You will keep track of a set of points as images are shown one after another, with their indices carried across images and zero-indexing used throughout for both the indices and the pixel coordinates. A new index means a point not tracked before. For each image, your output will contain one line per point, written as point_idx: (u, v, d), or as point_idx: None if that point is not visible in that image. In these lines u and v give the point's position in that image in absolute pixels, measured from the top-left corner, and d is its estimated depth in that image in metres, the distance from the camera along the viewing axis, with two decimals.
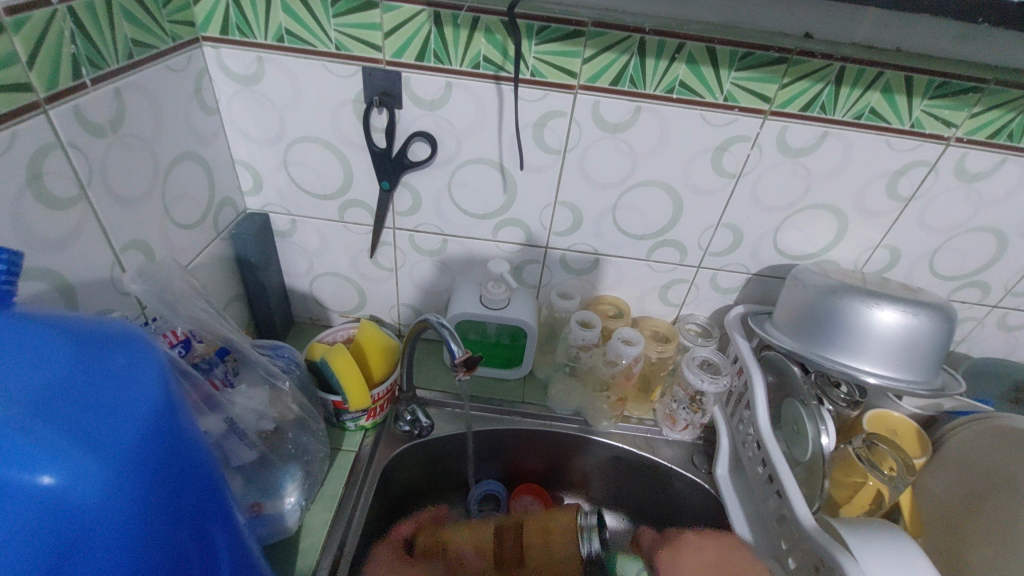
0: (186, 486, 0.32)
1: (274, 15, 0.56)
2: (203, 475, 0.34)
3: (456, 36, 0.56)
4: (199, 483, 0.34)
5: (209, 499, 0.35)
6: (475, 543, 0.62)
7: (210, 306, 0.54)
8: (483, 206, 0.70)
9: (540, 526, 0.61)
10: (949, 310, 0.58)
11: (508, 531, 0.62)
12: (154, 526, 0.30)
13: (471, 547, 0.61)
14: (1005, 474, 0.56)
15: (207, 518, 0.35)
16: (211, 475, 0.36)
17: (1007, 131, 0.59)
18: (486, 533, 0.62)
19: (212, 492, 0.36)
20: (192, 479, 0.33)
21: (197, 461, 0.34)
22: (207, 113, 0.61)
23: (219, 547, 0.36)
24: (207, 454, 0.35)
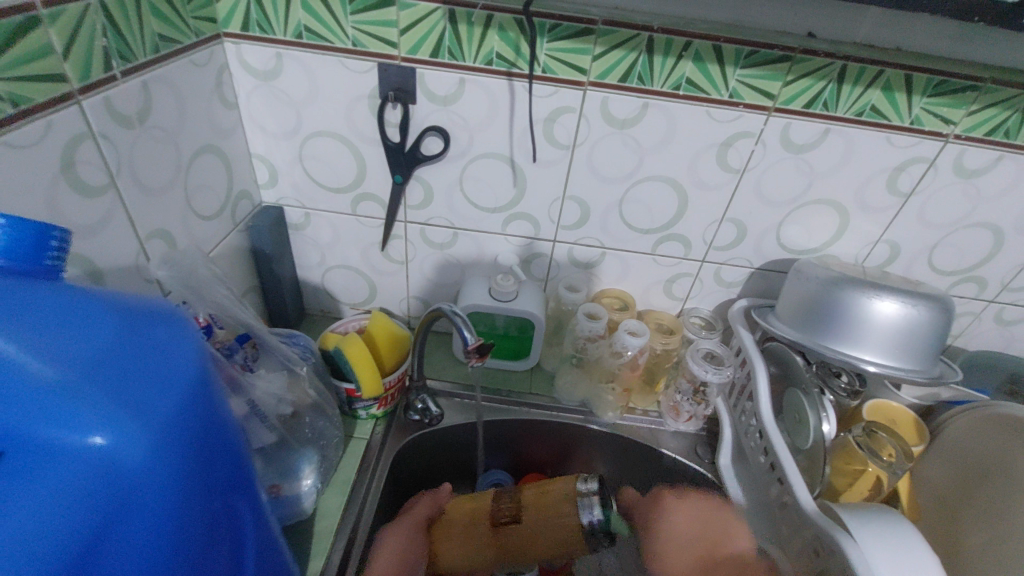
0: (219, 457, 0.34)
1: (294, 11, 0.58)
2: (234, 448, 0.36)
3: (469, 34, 0.58)
4: (231, 455, 0.36)
5: (239, 472, 0.37)
6: (475, 510, 0.63)
7: (230, 293, 0.56)
8: (494, 201, 0.72)
9: (536, 497, 0.61)
10: (947, 302, 0.60)
11: (504, 495, 0.63)
12: (191, 492, 0.32)
13: (468, 514, 0.62)
14: (1000, 461, 0.58)
15: (238, 489, 0.37)
16: (241, 450, 0.37)
17: (1005, 129, 0.61)
18: (484, 499, 0.63)
19: (242, 465, 0.37)
20: (225, 451, 0.35)
21: (229, 434, 0.35)
22: (226, 107, 0.63)
23: (246, 518, 0.38)
24: (238, 429, 0.37)
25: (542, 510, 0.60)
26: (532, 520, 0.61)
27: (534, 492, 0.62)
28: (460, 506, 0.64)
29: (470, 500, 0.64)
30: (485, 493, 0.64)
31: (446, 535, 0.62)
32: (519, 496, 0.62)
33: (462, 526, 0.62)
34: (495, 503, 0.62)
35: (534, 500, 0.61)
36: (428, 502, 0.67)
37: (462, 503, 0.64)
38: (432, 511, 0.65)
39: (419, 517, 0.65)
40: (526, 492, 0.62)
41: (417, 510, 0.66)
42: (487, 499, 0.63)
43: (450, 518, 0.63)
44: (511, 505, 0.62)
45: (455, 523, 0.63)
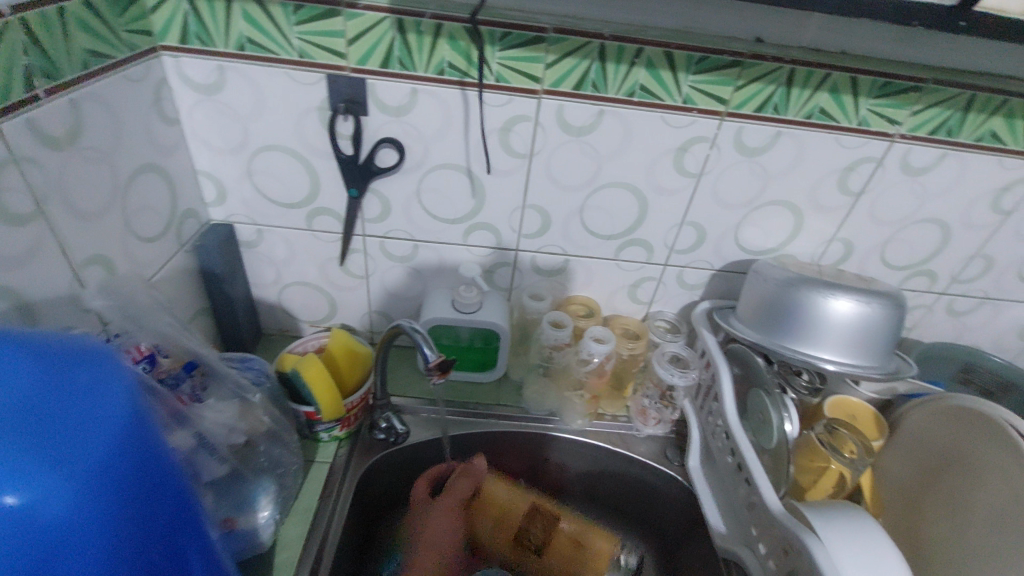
0: (158, 495, 0.32)
1: (235, 23, 0.55)
2: (176, 487, 0.34)
3: (419, 43, 0.56)
4: (175, 494, 0.33)
5: (183, 511, 0.34)
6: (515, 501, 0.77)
7: (173, 320, 0.53)
8: (452, 211, 0.70)
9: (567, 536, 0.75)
10: (900, 298, 0.61)
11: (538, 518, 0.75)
12: (120, 538, 0.29)
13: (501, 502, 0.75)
14: (958, 454, 0.59)
15: (184, 530, 0.35)
16: (184, 487, 0.35)
17: (946, 128, 0.63)
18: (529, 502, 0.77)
19: (187, 503, 0.35)
20: (164, 491, 0.32)
21: (169, 472, 0.33)
22: (166, 123, 0.60)
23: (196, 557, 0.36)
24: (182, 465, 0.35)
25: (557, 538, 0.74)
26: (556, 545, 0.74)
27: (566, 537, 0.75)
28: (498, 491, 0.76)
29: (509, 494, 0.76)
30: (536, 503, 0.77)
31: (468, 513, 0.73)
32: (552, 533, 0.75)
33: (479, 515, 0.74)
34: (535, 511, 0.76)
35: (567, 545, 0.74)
36: (467, 479, 0.73)
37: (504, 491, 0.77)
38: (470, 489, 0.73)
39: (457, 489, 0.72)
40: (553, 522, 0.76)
41: (462, 476, 0.73)
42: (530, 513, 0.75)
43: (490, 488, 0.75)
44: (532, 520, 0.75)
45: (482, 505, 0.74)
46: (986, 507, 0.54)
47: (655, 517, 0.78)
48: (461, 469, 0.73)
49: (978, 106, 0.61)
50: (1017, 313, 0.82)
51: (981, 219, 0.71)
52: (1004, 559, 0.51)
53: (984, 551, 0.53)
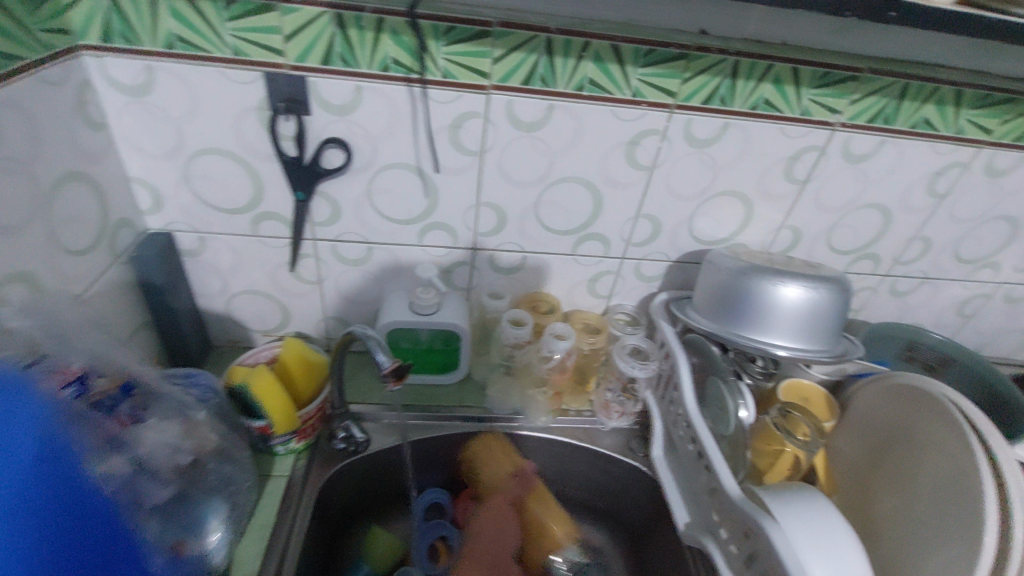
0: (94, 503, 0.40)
1: (161, 20, 0.52)
2: (81, 492, 0.39)
3: (361, 38, 0.54)
4: (81, 502, 0.39)
5: (97, 513, 0.40)
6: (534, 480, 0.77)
7: (106, 337, 0.50)
8: (405, 211, 0.68)
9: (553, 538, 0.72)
10: (845, 282, 0.63)
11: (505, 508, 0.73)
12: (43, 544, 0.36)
13: (520, 480, 0.75)
14: (902, 430, 0.62)
15: (116, 544, 0.41)
16: (92, 492, 0.40)
17: (883, 116, 0.65)
18: (541, 495, 0.75)
19: (101, 508, 0.40)
20: (73, 497, 0.39)
21: (75, 481, 0.39)
22: (92, 127, 0.56)
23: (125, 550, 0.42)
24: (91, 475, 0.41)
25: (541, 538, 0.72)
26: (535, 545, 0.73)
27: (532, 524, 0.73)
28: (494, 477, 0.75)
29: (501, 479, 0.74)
30: (550, 500, 0.75)
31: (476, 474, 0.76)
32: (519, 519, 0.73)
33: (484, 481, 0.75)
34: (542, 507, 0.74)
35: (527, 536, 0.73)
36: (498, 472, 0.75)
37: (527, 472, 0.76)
38: (495, 455, 0.76)
39: (482, 450, 0.76)
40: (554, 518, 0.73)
41: (495, 445, 0.76)
42: (535, 506, 0.74)
43: (501, 458, 0.76)
44: (529, 520, 0.73)
45: (490, 474, 0.75)
46: (927, 478, 0.57)
47: (622, 509, 0.78)
48: (490, 434, 0.77)
49: (911, 94, 0.63)
50: (955, 291, 0.86)
51: (918, 202, 0.74)
52: (943, 526, 0.53)
53: (927, 521, 0.55)
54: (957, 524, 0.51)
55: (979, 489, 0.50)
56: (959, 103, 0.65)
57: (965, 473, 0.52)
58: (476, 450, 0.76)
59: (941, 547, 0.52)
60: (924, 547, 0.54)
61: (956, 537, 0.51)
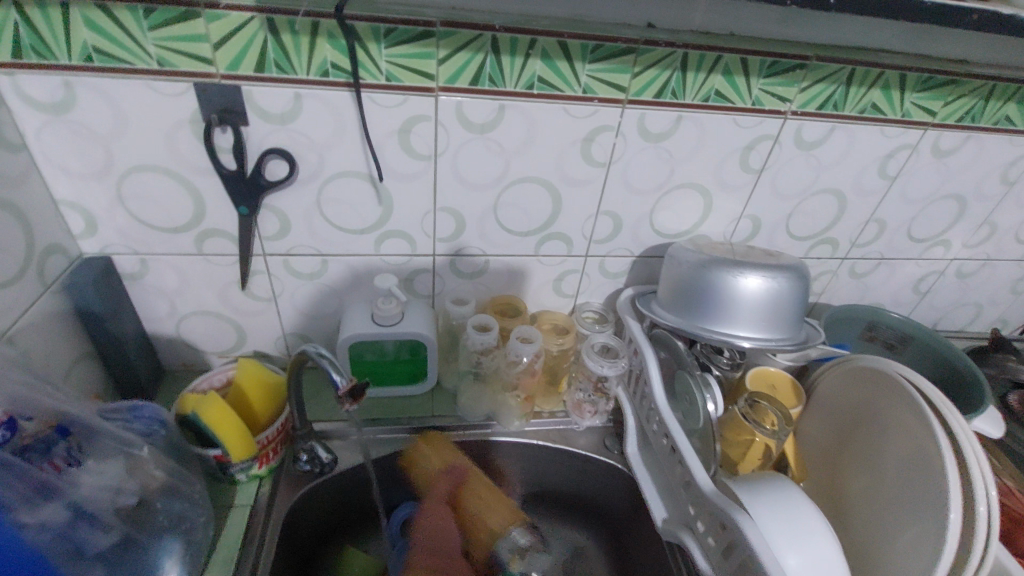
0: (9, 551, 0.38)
1: (76, 31, 0.49)
2: None
3: (296, 43, 0.52)
4: None
5: None
6: (469, 472, 0.73)
7: (33, 377, 0.47)
8: (359, 221, 0.66)
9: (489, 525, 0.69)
10: (804, 270, 0.63)
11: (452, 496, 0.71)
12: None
13: (450, 477, 0.71)
14: (864, 411, 0.62)
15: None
16: None
17: (832, 102, 0.65)
18: (475, 488, 0.72)
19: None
20: None
21: None
22: (9, 149, 0.52)
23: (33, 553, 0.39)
24: None
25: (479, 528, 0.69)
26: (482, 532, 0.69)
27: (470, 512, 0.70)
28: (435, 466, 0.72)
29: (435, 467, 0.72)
30: (485, 492, 0.72)
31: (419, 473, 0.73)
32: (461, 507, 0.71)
33: (426, 477, 0.73)
34: (478, 499, 0.71)
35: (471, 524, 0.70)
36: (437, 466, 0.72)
37: (461, 463, 0.73)
38: (442, 452, 0.73)
39: (431, 446, 0.73)
40: (490, 508, 0.71)
41: (432, 440, 0.74)
42: (468, 496, 0.71)
43: (448, 453, 0.73)
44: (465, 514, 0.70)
45: (425, 473, 0.73)
46: (891, 458, 0.57)
47: (601, 507, 0.77)
48: (431, 438, 0.74)
49: (858, 80, 0.64)
50: (910, 269, 0.88)
51: (871, 185, 0.75)
52: (909, 504, 0.54)
53: (894, 500, 0.56)
54: (924, 501, 0.52)
55: (941, 464, 0.51)
56: (904, 87, 0.66)
57: (927, 450, 0.53)
58: (412, 453, 0.73)
59: (908, 525, 0.53)
60: (893, 526, 0.55)
61: (923, 514, 0.52)
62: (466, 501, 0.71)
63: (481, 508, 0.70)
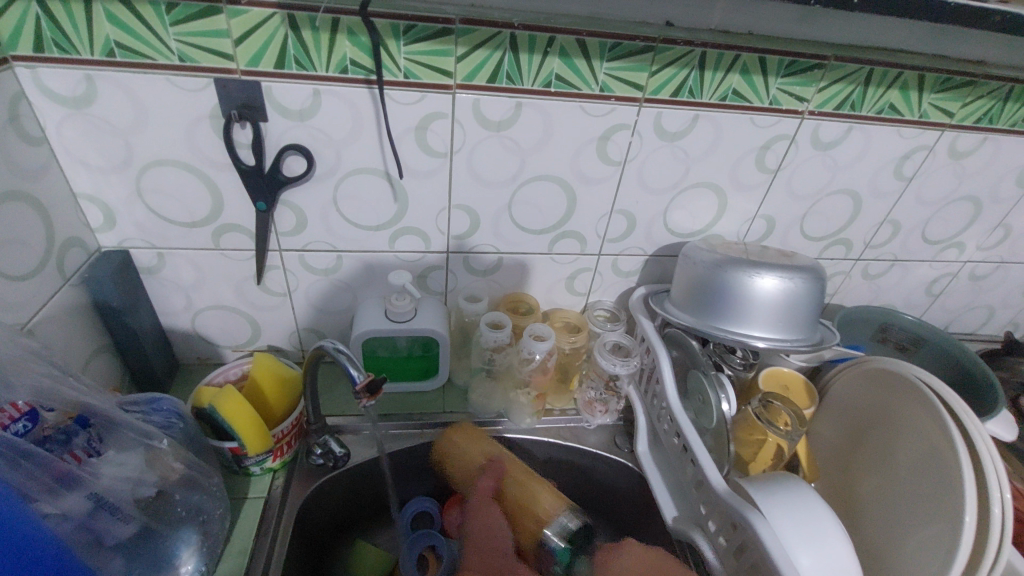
0: (35, 543, 0.38)
1: (98, 26, 0.49)
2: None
3: (316, 40, 0.52)
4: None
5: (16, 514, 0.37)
6: (507, 463, 0.71)
7: (55, 369, 0.47)
8: (374, 217, 0.66)
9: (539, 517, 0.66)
10: (820, 271, 0.63)
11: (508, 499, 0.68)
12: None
13: (492, 470, 0.69)
14: (879, 412, 0.62)
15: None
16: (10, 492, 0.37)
17: (850, 102, 0.65)
18: (516, 476, 0.69)
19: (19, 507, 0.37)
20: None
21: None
22: (30, 143, 0.53)
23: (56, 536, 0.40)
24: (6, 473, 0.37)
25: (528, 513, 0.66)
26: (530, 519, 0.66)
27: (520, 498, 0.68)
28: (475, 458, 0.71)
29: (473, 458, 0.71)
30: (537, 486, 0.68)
31: (455, 462, 0.72)
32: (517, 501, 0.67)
33: (464, 468, 0.71)
34: (526, 483, 0.69)
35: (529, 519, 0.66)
36: (489, 472, 0.69)
37: (496, 450, 0.72)
38: (472, 443, 0.72)
39: (456, 436, 0.72)
40: (547, 501, 0.67)
41: (468, 431, 0.73)
42: (512, 490, 0.68)
43: (477, 443, 0.72)
44: (517, 511, 0.67)
45: (460, 463, 0.71)
46: (905, 459, 0.57)
47: (611, 504, 0.78)
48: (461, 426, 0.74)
49: (876, 81, 0.64)
50: (924, 271, 0.88)
51: (887, 186, 0.75)
52: (923, 506, 0.53)
53: (908, 501, 0.55)
54: (939, 504, 0.52)
55: (957, 467, 0.50)
56: (922, 87, 0.65)
57: (944, 453, 0.52)
58: (445, 444, 0.73)
59: (923, 527, 0.53)
60: (907, 528, 0.55)
61: (938, 517, 0.51)
62: (511, 494, 0.68)
63: (533, 507, 0.66)
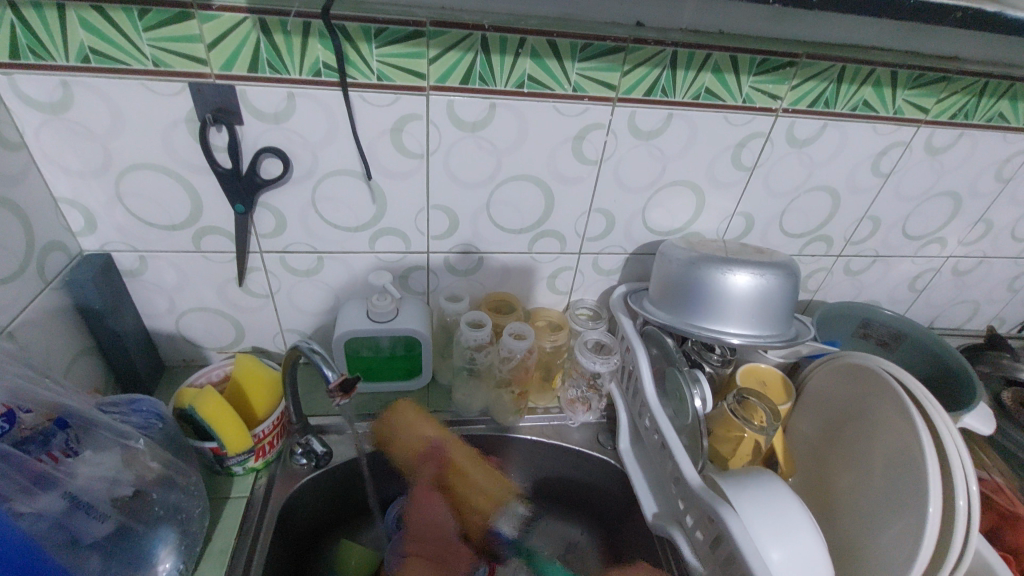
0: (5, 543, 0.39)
1: (72, 32, 0.50)
2: None
3: (288, 44, 0.53)
4: None
5: None
6: (450, 446, 0.74)
7: (32, 371, 0.48)
8: (353, 219, 0.67)
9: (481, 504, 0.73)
10: (793, 267, 0.64)
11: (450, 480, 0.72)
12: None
13: (432, 460, 0.72)
14: (851, 407, 0.63)
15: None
16: None
17: (824, 100, 0.66)
18: (458, 463, 0.73)
19: None
20: None
21: None
22: (8, 148, 0.53)
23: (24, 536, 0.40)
24: None
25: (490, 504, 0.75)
26: (473, 502, 0.72)
27: (461, 480, 0.73)
28: (410, 437, 0.73)
29: (412, 440, 0.73)
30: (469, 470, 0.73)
31: (393, 439, 0.74)
32: (461, 489, 0.72)
33: (409, 452, 0.73)
34: (463, 468, 0.73)
35: (479, 498, 0.73)
36: (428, 461, 0.72)
37: (444, 436, 0.74)
38: (430, 426, 0.74)
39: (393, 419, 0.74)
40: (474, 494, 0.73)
41: (404, 412, 0.75)
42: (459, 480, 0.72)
43: (426, 426, 0.75)
44: (457, 494, 0.72)
45: (402, 446, 0.74)
46: (876, 453, 0.58)
47: (594, 501, 0.78)
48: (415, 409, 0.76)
49: (850, 78, 0.64)
50: (906, 267, 0.88)
51: (865, 182, 0.75)
52: (893, 499, 0.54)
53: (879, 495, 0.56)
54: (906, 497, 0.53)
55: (922, 460, 0.51)
56: (896, 84, 0.66)
57: (911, 447, 0.53)
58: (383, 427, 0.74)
59: (892, 520, 0.53)
60: (878, 521, 0.55)
61: (905, 509, 0.52)
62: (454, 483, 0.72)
63: (462, 490, 0.72)
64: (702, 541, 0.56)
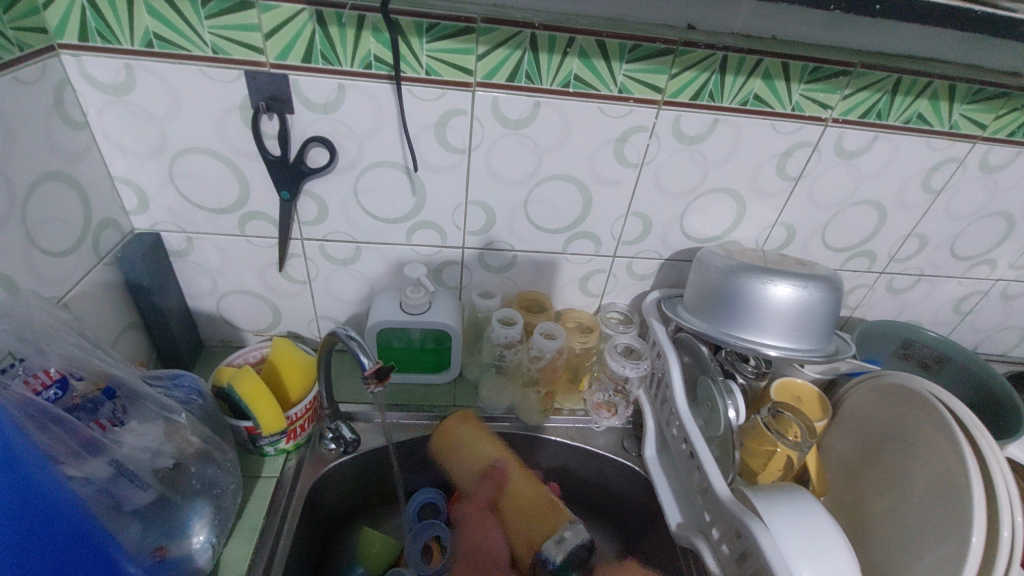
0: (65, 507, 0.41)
1: (138, 18, 0.52)
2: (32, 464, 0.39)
3: (342, 36, 0.54)
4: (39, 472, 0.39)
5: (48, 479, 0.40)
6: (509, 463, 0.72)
7: (85, 340, 0.49)
8: (392, 210, 0.68)
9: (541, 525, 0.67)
10: (837, 281, 0.62)
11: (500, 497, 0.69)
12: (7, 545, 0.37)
13: (491, 478, 0.70)
14: (893, 430, 0.61)
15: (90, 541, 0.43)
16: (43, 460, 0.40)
17: (875, 111, 0.64)
18: (517, 484, 0.69)
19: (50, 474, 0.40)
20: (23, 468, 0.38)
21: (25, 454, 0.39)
22: (72, 127, 0.56)
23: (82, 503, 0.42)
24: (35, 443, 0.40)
25: (538, 519, 0.67)
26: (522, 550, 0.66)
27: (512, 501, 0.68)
28: (465, 447, 0.72)
29: (475, 459, 0.71)
30: (532, 495, 0.69)
31: (451, 450, 0.73)
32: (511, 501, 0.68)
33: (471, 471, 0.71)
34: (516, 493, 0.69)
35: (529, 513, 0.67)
36: (489, 481, 0.70)
37: (489, 451, 0.72)
38: (476, 438, 0.72)
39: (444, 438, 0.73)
40: (524, 505, 0.68)
41: (468, 420, 0.74)
42: (509, 499, 0.69)
43: (478, 439, 0.73)
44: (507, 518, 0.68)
45: (460, 459, 0.72)
46: (916, 478, 0.56)
47: (616, 507, 0.78)
48: (468, 415, 0.75)
49: (904, 90, 0.62)
50: (952, 288, 0.85)
51: (914, 198, 0.73)
52: (932, 526, 0.52)
53: (917, 521, 0.54)
54: (946, 526, 0.51)
55: (966, 486, 0.49)
56: (953, 98, 0.64)
57: (954, 475, 0.51)
58: (445, 437, 0.73)
59: (929, 548, 0.52)
60: (914, 548, 0.53)
61: (945, 537, 0.50)
62: (506, 502, 0.69)
63: (510, 512, 0.68)
64: (727, 553, 0.55)
